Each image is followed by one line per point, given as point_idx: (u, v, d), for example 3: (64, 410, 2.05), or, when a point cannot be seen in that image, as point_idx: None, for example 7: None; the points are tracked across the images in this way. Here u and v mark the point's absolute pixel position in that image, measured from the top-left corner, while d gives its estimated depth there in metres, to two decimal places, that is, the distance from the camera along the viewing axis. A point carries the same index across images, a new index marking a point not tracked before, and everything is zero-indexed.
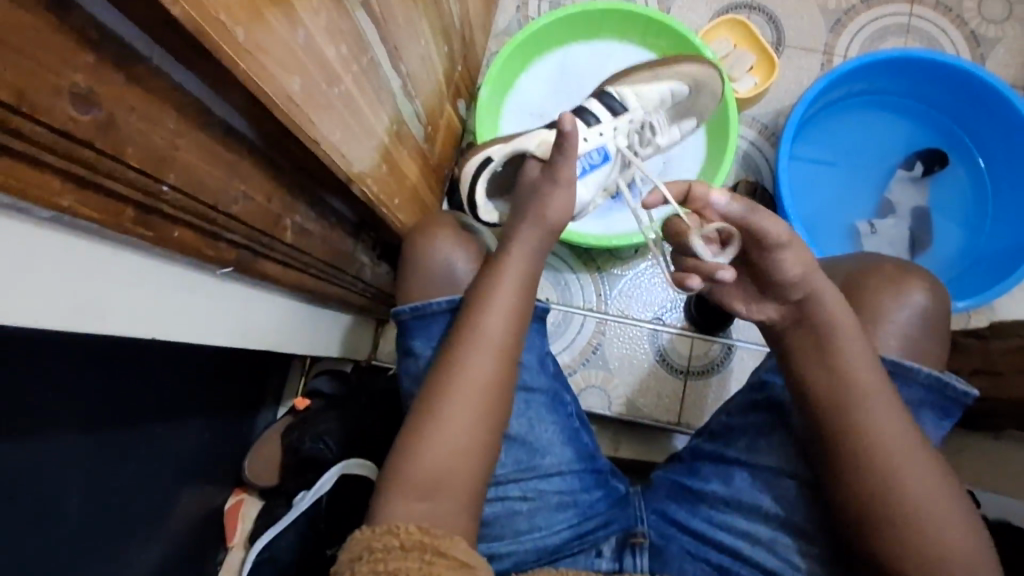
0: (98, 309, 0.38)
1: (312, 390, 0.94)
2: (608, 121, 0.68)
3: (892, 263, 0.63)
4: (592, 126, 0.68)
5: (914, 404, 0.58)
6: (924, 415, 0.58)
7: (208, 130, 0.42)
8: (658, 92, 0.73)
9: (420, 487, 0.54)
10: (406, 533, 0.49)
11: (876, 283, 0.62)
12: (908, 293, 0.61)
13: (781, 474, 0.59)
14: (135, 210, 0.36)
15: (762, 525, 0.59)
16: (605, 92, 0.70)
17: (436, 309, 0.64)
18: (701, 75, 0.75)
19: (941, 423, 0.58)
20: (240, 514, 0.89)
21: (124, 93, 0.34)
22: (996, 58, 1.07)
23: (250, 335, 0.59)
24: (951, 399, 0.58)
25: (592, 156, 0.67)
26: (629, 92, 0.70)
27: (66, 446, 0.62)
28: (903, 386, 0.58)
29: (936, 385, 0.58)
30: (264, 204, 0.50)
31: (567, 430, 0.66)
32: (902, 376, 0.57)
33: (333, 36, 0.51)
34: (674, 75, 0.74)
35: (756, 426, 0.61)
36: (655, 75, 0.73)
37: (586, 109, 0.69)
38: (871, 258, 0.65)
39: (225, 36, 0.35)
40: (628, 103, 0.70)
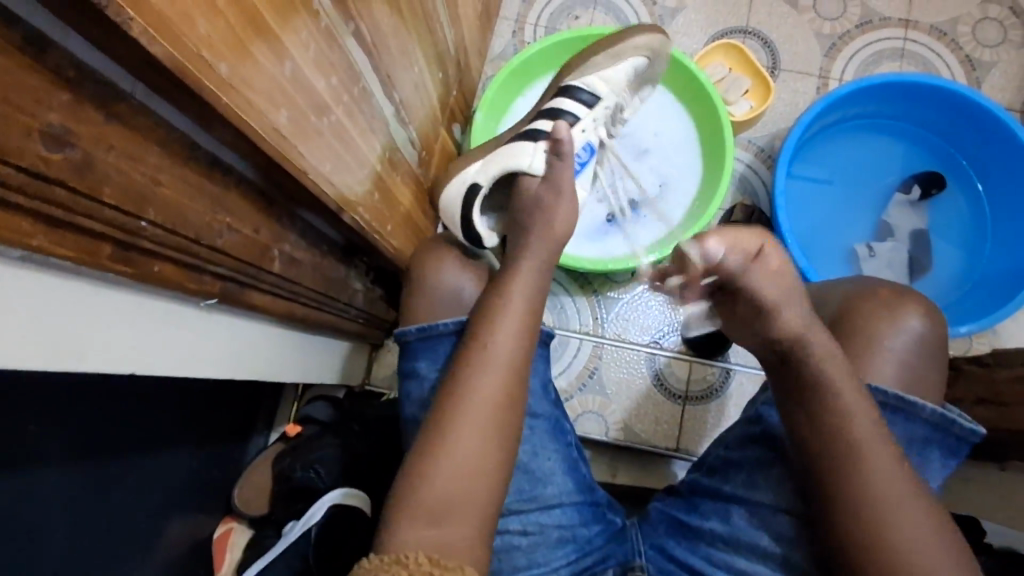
0: (77, 347, 0.38)
1: (304, 416, 0.92)
2: (585, 116, 0.72)
3: (885, 287, 0.62)
4: (575, 125, 0.72)
5: (918, 440, 0.57)
6: (929, 452, 0.57)
7: (192, 164, 0.42)
8: (620, 71, 0.76)
9: (430, 514, 0.52)
10: (415, 564, 0.48)
11: (874, 312, 0.61)
12: (905, 321, 0.60)
13: (779, 511, 0.58)
14: (113, 247, 0.36)
15: (763, 564, 0.57)
16: (568, 86, 0.74)
17: (442, 331, 0.63)
18: (657, 43, 0.76)
19: (946, 461, 0.57)
20: (228, 543, 0.85)
21: (103, 130, 0.33)
22: (991, 82, 1.07)
23: (239, 363, 0.58)
24: (957, 437, 0.57)
25: (580, 153, 0.73)
26: (596, 80, 0.74)
27: (50, 478, 0.61)
28: (908, 422, 0.57)
29: (941, 423, 0.56)
30: (250, 235, 0.49)
31: (567, 461, 0.64)
32: (907, 411, 0.56)
33: (323, 67, 0.51)
34: (632, 50, 0.75)
35: (749, 461, 0.60)
36: (614, 54, 0.75)
37: (561, 108, 0.72)
38: (864, 282, 0.64)
39: (207, 72, 0.35)
40: (597, 91, 0.73)
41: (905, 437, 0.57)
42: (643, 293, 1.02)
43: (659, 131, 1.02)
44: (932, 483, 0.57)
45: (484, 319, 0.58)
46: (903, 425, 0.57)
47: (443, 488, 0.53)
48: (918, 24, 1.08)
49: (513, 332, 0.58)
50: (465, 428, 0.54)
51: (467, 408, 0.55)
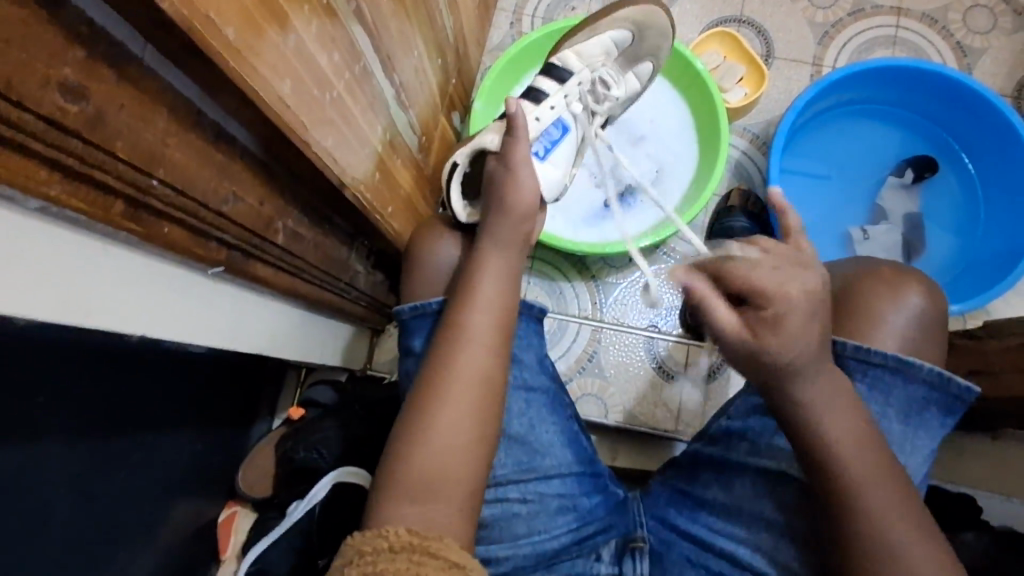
0: (87, 303, 0.39)
1: (307, 399, 0.93)
2: (556, 92, 0.72)
3: (889, 267, 0.63)
4: (544, 101, 0.71)
5: (915, 401, 0.58)
6: (927, 413, 0.58)
7: (198, 131, 0.43)
8: (597, 46, 0.76)
9: (411, 492, 0.52)
10: (395, 535, 0.48)
11: (873, 287, 0.62)
12: (907, 297, 0.61)
13: (778, 478, 0.58)
14: (123, 205, 0.37)
15: (764, 533, 0.58)
16: (549, 64, 0.74)
17: (434, 308, 0.64)
18: (640, 15, 0.77)
19: (943, 421, 0.59)
20: (233, 527, 0.87)
21: (116, 91, 0.35)
22: (983, 68, 1.08)
23: (242, 337, 0.59)
24: (954, 396, 0.58)
25: (552, 130, 0.71)
26: (570, 55, 0.74)
27: (59, 452, 0.62)
28: (905, 383, 0.58)
29: (939, 384, 0.58)
30: (255, 206, 0.51)
31: (566, 433, 0.66)
32: (905, 373, 0.58)
33: (325, 43, 0.52)
34: (612, 23, 0.76)
35: (756, 429, 0.61)
36: (592, 31, 0.76)
37: (536, 86, 0.73)
38: (867, 262, 0.65)
39: (215, 35, 0.36)
40: (570, 66, 0.73)
41: (903, 399, 0.58)
42: (641, 277, 1.03)
43: (655, 118, 1.03)
44: (930, 440, 0.59)
45: (483, 290, 0.59)
46: (901, 387, 0.58)
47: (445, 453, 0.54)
48: (910, 12, 1.10)
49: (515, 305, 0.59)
50: (463, 394, 0.55)
51: (468, 374, 0.56)
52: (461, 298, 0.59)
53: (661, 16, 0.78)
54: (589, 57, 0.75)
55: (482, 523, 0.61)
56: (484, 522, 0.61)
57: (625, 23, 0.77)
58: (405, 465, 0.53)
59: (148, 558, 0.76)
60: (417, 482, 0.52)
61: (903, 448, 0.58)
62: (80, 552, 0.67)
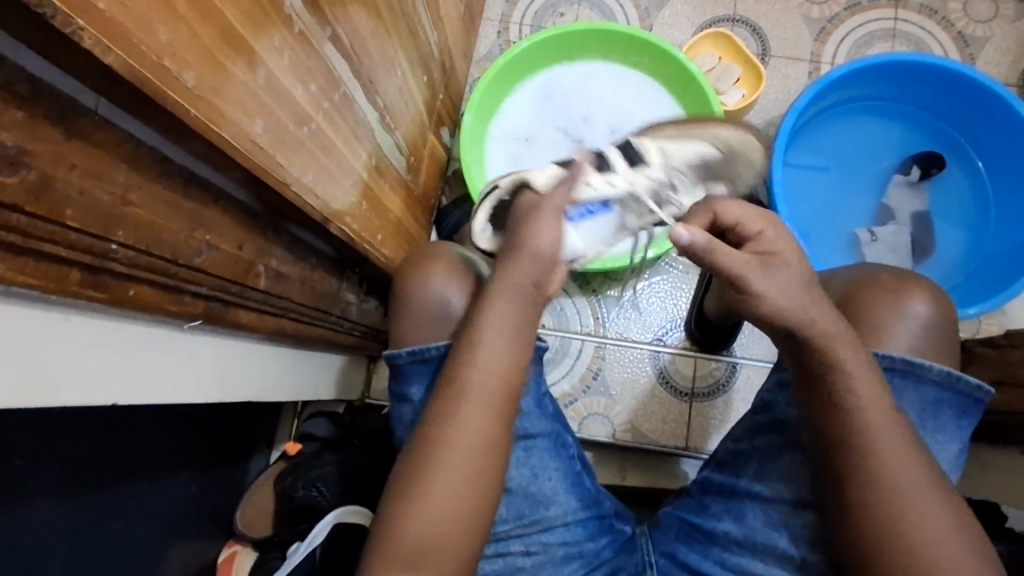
0: (52, 377, 0.36)
1: (305, 433, 0.90)
2: (624, 172, 0.60)
3: (889, 273, 0.59)
4: (608, 173, 0.60)
5: (928, 404, 0.54)
6: (941, 415, 0.54)
7: (166, 180, 0.40)
8: (687, 154, 0.66)
9: (406, 559, 0.51)
10: None
11: (872, 294, 0.58)
12: (909, 304, 0.56)
13: (800, 507, 0.55)
14: (82, 273, 0.34)
15: (774, 568, 0.55)
16: (626, 144, 0.64)
17: (434, 355, 0.60)
18: (733, 136, 0.71)
19: (961, 423, 0.55)
20: (233, 568, 0.83)
21: (65, 150, 0.32)
22: (985, 57, 1.05)
23: (228, 387, 0.56)
24: (967, 396, 0.54)
25: (595, 206, 0.59)
26: (653, 147, 0.63)
27: (45, 514, 0.59)
28: (917, 385, 0.54)
29: (948, 382, 0.54)
30: (232, 252, 0.48)
31: (569, 476, 0.61)
32: (915, 374, 0.54)
33: (301, 74, 0.49)
34: (703, 134, 0.69)
35: (761, 450, 0.58)
36: (682, 132, 0.70)
37: (606, 157, 0.61)
38: (870, 267, 0.61)
39: (172, 82, 0.33)
40: (650, 156, 0.62)
41: (915, 402, 0.54)
42: (643, 290, 1.00)
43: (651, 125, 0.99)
44: (948, 446, 0.54)
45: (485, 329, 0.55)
46: (913, 390, 0.54)
47: (446, 503, 0.51)
48: (908, 3, 1.06)
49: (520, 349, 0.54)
50: (463, 440, 0.52)
51: (465, 419, 0.53)
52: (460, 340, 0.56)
53: (756, 150, 0.73)
54: (671, 158, 0.65)
55: None
56: None
57: (719, 142, 0.70)
58: (416, 519, 0.51)
59: None
60: (420, 550, 0.51)
61: None
62: None
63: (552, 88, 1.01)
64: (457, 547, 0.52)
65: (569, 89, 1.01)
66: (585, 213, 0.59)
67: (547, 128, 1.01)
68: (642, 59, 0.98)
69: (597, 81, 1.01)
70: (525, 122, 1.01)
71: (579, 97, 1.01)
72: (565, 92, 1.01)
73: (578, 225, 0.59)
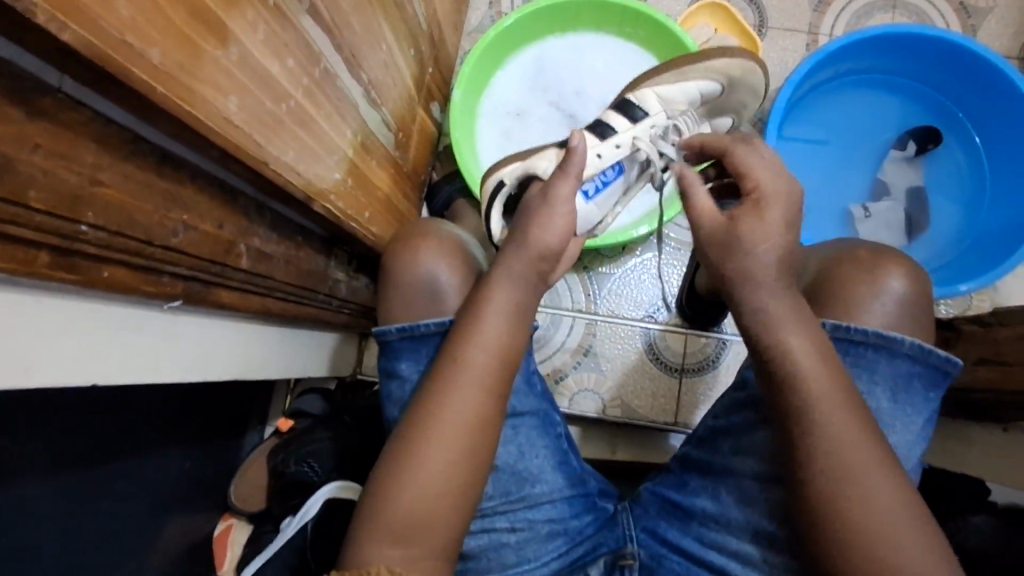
0: (26, 359, 0.36)
1: (295, 410, 0.91)
2: (626, 130, 0.66)
3: (864, 249, 0.58)
4: (609, 138, 0.66)
5: (899, 378, 0.53)
6: (912, 388, 0.54)
7: (139, 160, 0.39)
8: (683, 93, 0.69)
9: (395, 532, 0.50)
10: None
11: (847, 271, 0.57)
12: (886, 281, 0.55)
13: (768, 482, 0.54)
14: (52, 254, 0.34)
15: (749, 543, 0.55)
16: (624, 100, 0.68)
17: (426, 331, 0.60)
18: (735, 71, 0.70)
19: (930, 395, 0.54)
20: (229, 541, 0.86)
21: (27, 130, 0.31)
22: (987, 29, 1.03)
23: (213, 366, 0.57)
24: (937, 368, 0.54)
25: (608, 171, 0.66)
26: (649, 96, 0.67)
27: (35, 491, 0.60)
28: (889, 359, 0.53)
29: (919, 355, 0.53)
30: (211, 232, 0.47)
31: (556, 454, 0.62)
32: (887, 349, 0.53)
33: (277, 49, 0.48)
34: (703, 72, 0.68)
35: (738, 427, 0.58)
36: (682, 73, 0.68)
37: (604, 122, 0.67)
38: (847, 244, 0.60)
39: (136, 59, 0.33)
40: (648, 107, 0.67)
41: (888, 376, 0.53)
42: (635, 267, 1.00)
43: None
44: (919, 420, 0.54)
45: (478, 308, 0.55)
46: (885, 364, 0.53)
47: (429, 482, 0.51)
48: None
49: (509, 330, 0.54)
50: (449, 420, 0.52)
51: (448, 400, 0.52)
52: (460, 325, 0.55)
53: (757, 77, 0.71)
54: (671, 102, 0.69)
55: (468, 555, 0.59)
56: (471, 553, 0.59)
57: (717, 75, 0.70)
58: (402, 498, 0.50)
59: None
60: (413, 528, 0.50)
61: (894, 428, 0.53)
62: None
63: (544, 61, 0.99)
64: (445, 526, 0.51)
65: (563, 62, 0.99)
66: (601, 184, 0.65)
67: (539, 101, 0.99)
68: (637, 31, 0.96)
69: (591, 53, 0.99)
70: (516, 95, 0.99)
71: (572, 70, 0.99)
72: (558, 64, 0.99)
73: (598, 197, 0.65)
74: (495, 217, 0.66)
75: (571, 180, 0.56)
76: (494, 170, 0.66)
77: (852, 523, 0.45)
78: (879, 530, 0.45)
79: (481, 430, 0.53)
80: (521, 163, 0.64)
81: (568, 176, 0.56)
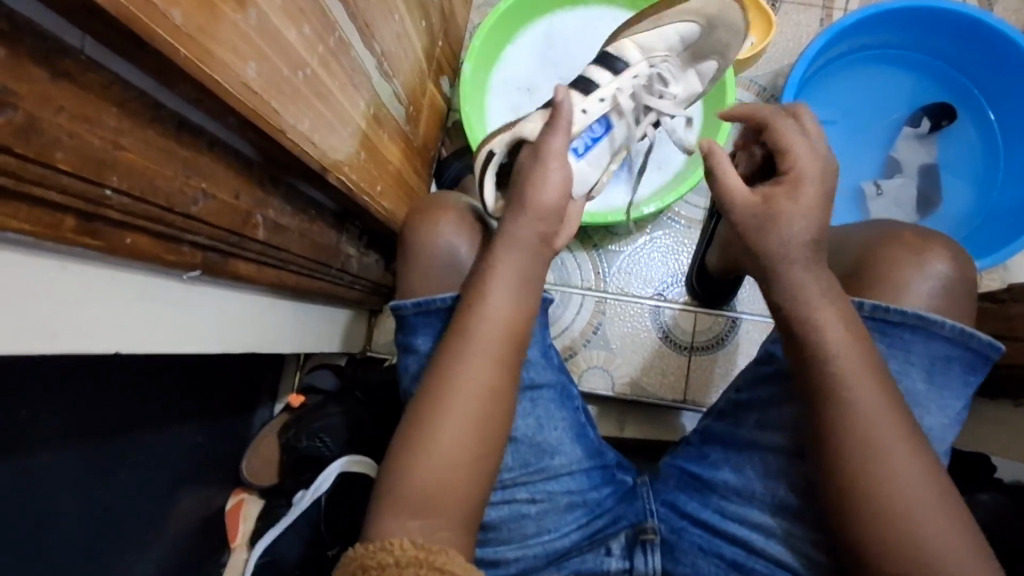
0: (51, 325, 0.36)
1: (307, 386, 0.92)
2: (608, 83, 0.65)
3: (911, 231, 0.57)
4: (592, 92, 0.64)
5: (936, 360, 0.53)
6: (949, 371, 0.53)
7: (159, 125, 0.39)
8: (663, 41, 0.68)
9: (415, 502, 0.50)
10: (400, 548, 0.45)
11: (895, 250, 0.57)
12: (931, 262, 0.55)
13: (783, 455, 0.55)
14: (76, 219, 0.34)
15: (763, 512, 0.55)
16: (604, 54, 0.67)
17: (441, 306, 0.59)
18: (711, 9, 0.67)
19: (968, 379, 0.54)
20: (241, 515, 0.87)
21: (51, 91, 0.31)
22: (1005, 3, 1.01)
23: (229, 339, 0.57)
24: (977, 353, 0.53)
25: (594, 127, 0.65)
26: (627, 46, 0.67)
27: (53, 462, 0.60)
28: (926, 340, 0.53)
29: (959, 339, 0.53)
30: (230, 202, 0.47)
31: (574, 427, 0.62)
32: (925, 330, 0.53)
33: (294, 15, 0.47)
34: (678, 16, 0.68)
35: (762, 401, 0.58)
36: (658, 20, 0.68)
37: (587, 76, 0.66)
38: (892, 225, 0.60)
39: (158, 19, 0.32)
40: (628, 59, 0.66)
41: (925, 357, 0.53)
42: (646, 244, 1.00)
43: None
44: (954, 403, 0.54)
45: (494, 280, 0.55)
46: (922, 345, 0.53)
47: (447, 456, 0.51)
48: None
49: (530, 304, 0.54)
50: (469, 392, 0.52)
51: (466, 372, 0.52)
52: (474, 297, 0.54)
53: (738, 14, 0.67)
54: (650, 50, 0.68)
55: (489, 526, 0.59)
56: (491, 524, 0.59)
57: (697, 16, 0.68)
58: (423, 469, 0.50)
59: (161, 548, 0.75)
60: (434, 497, 0.50)
61: (929, 410, 0.53)
62: (90, 551, 0.65)
63: (554, 34, 0.98)
64: (468, 497, 0.51)
65: (573, 35, 0.98)
66: (589, 140, 0.64)
67: (549, 76, 0.98)
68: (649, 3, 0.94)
69: (602, 26, 0.97)
70: (525, 70, 0.98)
71: (583, 44, 0.97)
72: (569, 38, 0.98)
73: (587, 153, 0.65)
74: (489, 187, 0.63)
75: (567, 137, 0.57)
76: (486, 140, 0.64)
77: (871, 493, 0.46)
78: (903, 501, 0.45)
79: (503, 403, 0.53)
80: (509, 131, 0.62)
81: None
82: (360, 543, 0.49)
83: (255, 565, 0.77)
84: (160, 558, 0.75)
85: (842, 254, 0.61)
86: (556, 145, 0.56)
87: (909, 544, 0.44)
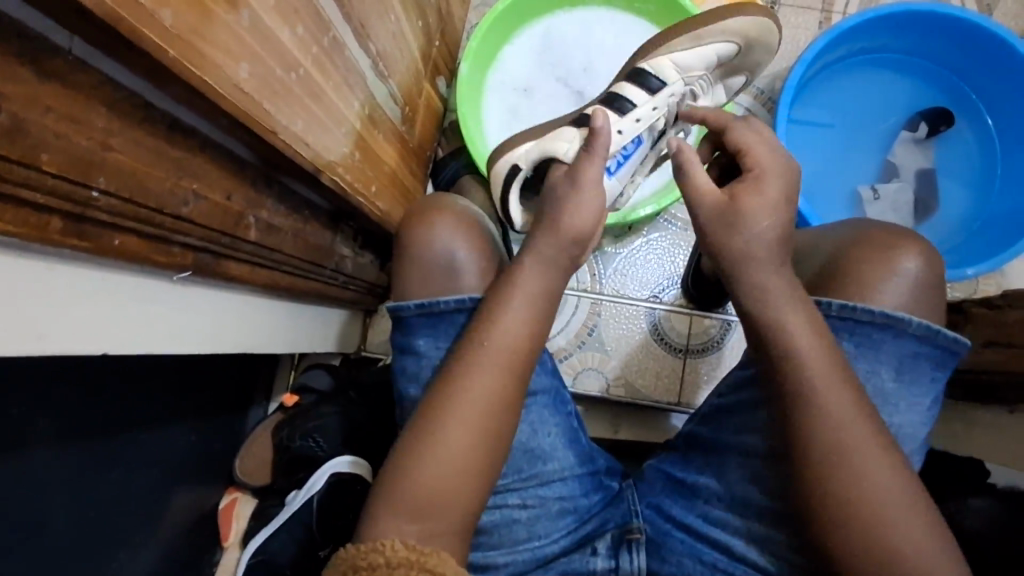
0: (38, 326, 0.36)
1: (300, 385, 0.91)
2: (645, 104, 0.64)
3: (894, 230, 0.57)
4: (627, 113, 0.64)
5: (903, 357, 0.53)
6: (920, 368, 0.53)
7: (149, 126, 0.39)
8: (700, 56, 0.66)
9: (406, 507, 0.50)
10: (392, 549, 0.45)
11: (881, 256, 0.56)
12: (899, 261, 0.55)
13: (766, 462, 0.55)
14: (64, 221, 0.34)
15: (754, 521, 0.55)
16: (639, 69, 0.66)
17: (444, 309, 0.59)
18: (753, 30, 0.66)
19: (937, 374, 0.54)
20: (234, 513, 0.88)
21: (39, 93, 0.31)
22: (1003, 8, 1.01)
23: (221, 340, 0.56)
24: (946, 349, 0.53)
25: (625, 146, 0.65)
26: (666, 64, 0.65)
27: (44, 462, 0.60)
28: (896, 339, 0.53)
29: (927, 336, 0.53)
30: (221, 202, 0.47)
31: (567, 432, 0.62)
32: (894, 328, 0.53)
33: (288, 16, 0.47)
34: (718, 35, 0.65)
35: (743, 404, 0.58)
36: (697, 37, 0.65)
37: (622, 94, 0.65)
38: (859, 223, 0.60)
39: (148, 20, 0.32)
40: (665, 77, 0.65)
41: (893, 355, 0.53)
42: (643, 246, 1.00)
43: None
44: (923, 400, 0.54)
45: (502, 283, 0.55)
46: (890, 344, 0.53)
47: (436, 461, 0.50)
48: None
49: (526, 313, 0.54)
50: (459, 397, 0.52)
51: (458, 377, 0.52)
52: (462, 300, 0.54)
53: (775, 31, 0.68)
54: (687, 68, 0.66)
55: (479, 530, 0.58)
56: (483, 529, 0.58)
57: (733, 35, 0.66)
58: (413, 475, 0.50)
59: (155, 545, 0.75)
60: (424, 501, 0.50)
61: (896, 407, 0.54)
62: (84, 550, 0.65)
63: (552, 36, 0.98)
64: (457, 503, 0.51)
65: (571, 36, 0.97)
66: (623, 160, 0.65)
67: (546, 77, 0.97)
68: (647, 5, 0.94)
69: (600, 28, 0.97)
70: (522, 71, 0.98)
71: (581, 45, 0.97)
72: (567, 39, 0.97)
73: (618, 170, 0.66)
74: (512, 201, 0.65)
75: (599, 160, 0.55)
76: (511, 150, 0.63)
77: (859, 502, 0.45)
78: (888, 510, 0.45)
79: (499, 409, 0.52)
80: (537, 145, 0.61)
81: (594, 158, 0.55)
82: (354, 543, 0.49)
83: (249, 564, 0.78)
84: (154, 556, 0.75)
85: (812, 257, 0.60)
86: (592, 172, 0.55)
87: (894, 551, 0.44)
